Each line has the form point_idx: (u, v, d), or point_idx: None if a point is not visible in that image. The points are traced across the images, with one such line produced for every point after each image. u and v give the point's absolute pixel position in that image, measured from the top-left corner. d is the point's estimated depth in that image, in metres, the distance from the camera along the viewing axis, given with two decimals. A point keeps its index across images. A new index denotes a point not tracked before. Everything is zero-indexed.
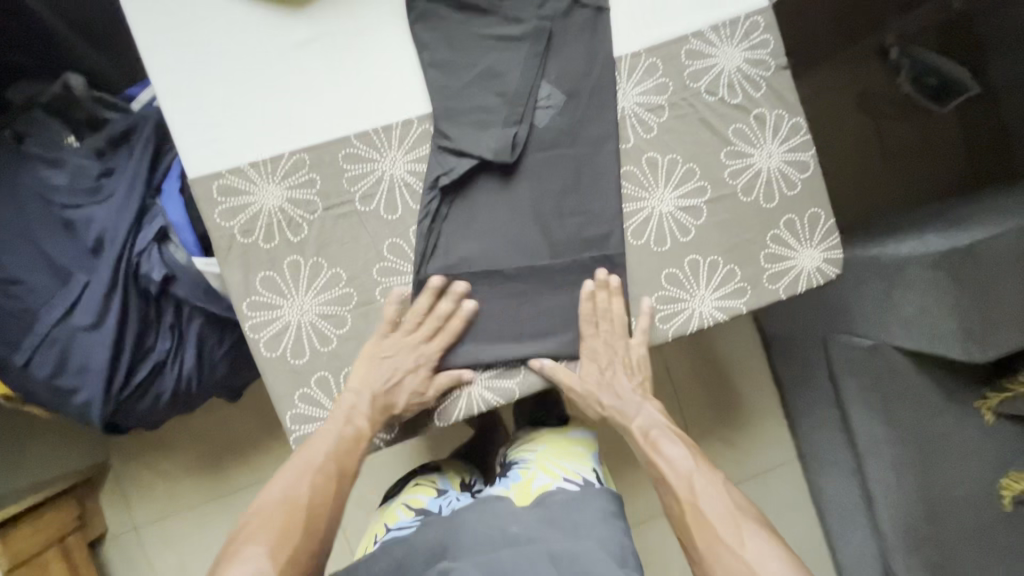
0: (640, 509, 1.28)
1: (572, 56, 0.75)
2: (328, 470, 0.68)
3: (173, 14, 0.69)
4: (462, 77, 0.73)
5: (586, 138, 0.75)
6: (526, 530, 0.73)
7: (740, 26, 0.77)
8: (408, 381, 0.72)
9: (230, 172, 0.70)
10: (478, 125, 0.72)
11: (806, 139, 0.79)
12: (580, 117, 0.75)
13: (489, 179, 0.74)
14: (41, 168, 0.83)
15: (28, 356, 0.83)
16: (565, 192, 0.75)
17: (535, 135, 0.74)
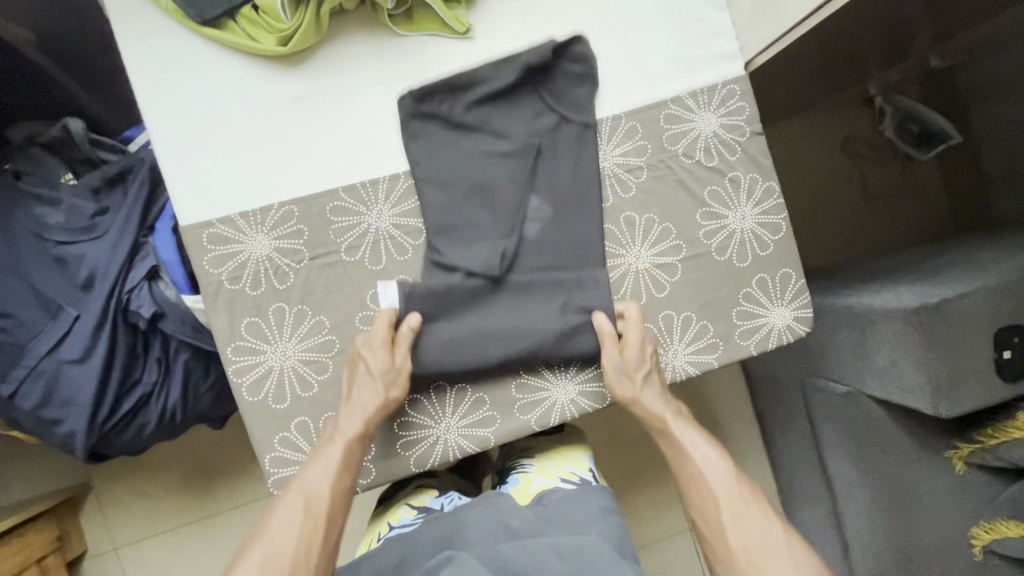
0: (647, 531, 1.30)
1: (555, 116, 0.78)
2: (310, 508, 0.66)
3: (169, 68, 0.72)
4: (454, 191, 0.76)
5: (567, 196, 0.78)
6: (526, 524, 0.74)
7: (717, 93, 0.81)
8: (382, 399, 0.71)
9: (221, 222, 0.73)
10: (464, 185, 0.76)
11: (778, 202, 0.82)
12: (561, 176, 0.78)
13: (473, 236, 0.76)
14: (38, 206, 0.85)
15: (14, 387, 0.85)
16: (544, 249, 0.77)
17: (518, 192, 0.77)
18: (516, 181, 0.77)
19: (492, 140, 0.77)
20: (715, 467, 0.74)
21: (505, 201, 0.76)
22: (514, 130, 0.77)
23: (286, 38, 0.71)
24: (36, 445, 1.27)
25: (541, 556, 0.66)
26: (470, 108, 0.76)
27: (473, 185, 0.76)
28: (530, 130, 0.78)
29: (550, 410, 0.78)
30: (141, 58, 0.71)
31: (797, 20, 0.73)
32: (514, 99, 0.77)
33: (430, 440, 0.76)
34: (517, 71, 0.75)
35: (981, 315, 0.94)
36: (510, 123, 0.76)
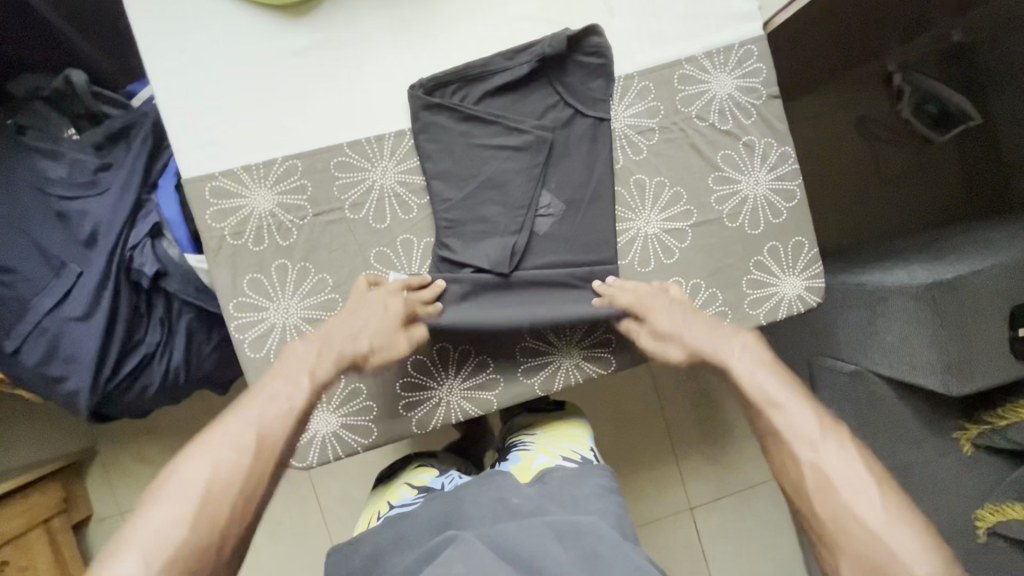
0: (647, 510, 1.30)
1: (566, 74, 0.76)
2: (244, 444, 0.52)
3: (172, 15, 0.70)
4: (464, 188, 0.74)
5: (575, 155, 0.76)
6: (526, 502, 0.73)
7: (735, 54, 0.78)
8: (381, 329, 0.66)
9: (224, 175, 0.71)
10: (470, 143, 0.74)
11: (793, 168, 0.80)
12: (570, 136, 0.76)
13: (479, 195, 0.74)
14: (40, 160, 0.84)
15: (18, 343, 0.85)
16: (550, 211, 0.76)
17: (527, 148, 0.74)
18: (523, 140, 0.74)
19: (501, 97, 0.75)
20: (809, 414, 0.57)
21: (511, 161, 0.74)
22: (524, 88, 0.75)
23: None
24: (41, 409, 1.28)
25: (545, 542, 0.64)
26: (481, 100, 0.74)
27: (480, 143, 0.74)
28: (541, 89, 0.76)
29: (553, 376, 0.77)
30: (142, 4, 0.69)
31: None
32: (524, 91, 0.75)
33: (432, 402, 0.76)
34: (532, 63, 0.73)
35: (996, 291, 0.91)
36: (519, 81, 0.74)
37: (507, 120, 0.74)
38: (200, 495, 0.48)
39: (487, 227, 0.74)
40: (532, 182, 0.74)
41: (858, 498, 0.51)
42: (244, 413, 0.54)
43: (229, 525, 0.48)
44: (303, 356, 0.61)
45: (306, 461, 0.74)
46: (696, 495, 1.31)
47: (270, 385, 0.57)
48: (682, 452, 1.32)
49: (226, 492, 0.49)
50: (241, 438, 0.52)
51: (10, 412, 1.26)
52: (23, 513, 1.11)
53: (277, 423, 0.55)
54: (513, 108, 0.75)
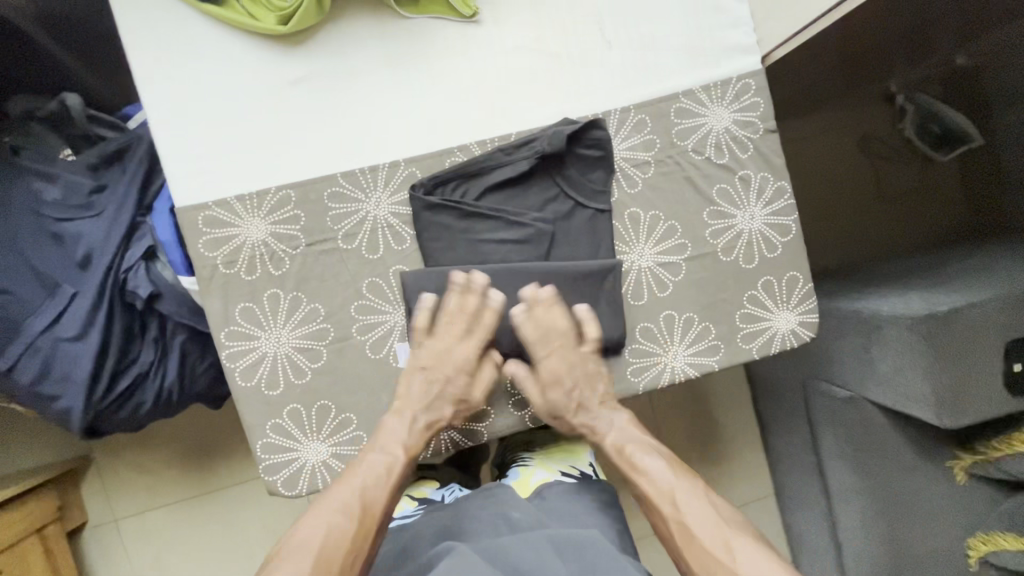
0: (645, 525, 1.30)
1: (567, 168, 0.76)
2: (351, 509, 0.65)
3: (167, 45, 0.70)
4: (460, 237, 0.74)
5: (572, 237, 0.76)
6: (526, 516, 0.72)
7: (731, 88, 0.78)
8: (450, 388, 0.73)
9: (217, 205, 0.71)
10: (472, 238, 0.74)
11: (789, 203, 0.80)
12: (570, 228, 0.76)
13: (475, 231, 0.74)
14: (36, 182, 0.84)
15: (12, 362, 0.84)
16: (553, 300, 0.75)
17: (528, 243, 0.75)
18: (524, 233, 0.75)
19: (501, 191, 0.75)
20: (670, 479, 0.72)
21: (509, 232, 0.75)
22: (525, 181, 0.76)
23: (286, 17, 0.69)
24: (36, 417, 1.28)
25: (543, 554, 0.63)
26: (481, 195, 0.75)
27: (480, 207, 0.74)
28: (542, 179, 0.76)
29: (545, 407, 0.77)
30: (137, 33, 0.69)
31: (816, 14, 0.70)
32: (525, 185, 0.76)
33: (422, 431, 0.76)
34: (531, 160, 0.74)
35: (991, 327, 0.91)
36: (521, 175, 0.75)
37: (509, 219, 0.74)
38: (317, 553, 0.61)
39: (490, 321, 0.74)
40: (534, 276, 0.74)
41: (701, 548, 0.65)
42: (349, 480, 0.67)
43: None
44: (380, 446, 0.70)
45: (295, 489, 0.74)
46: None
47: (366, 458, 0.69)
48: None
49: (334, 557, 0.61)
50: (348, 504, 0.65)
51: (4, 418, 1.26)
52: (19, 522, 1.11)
53: (368, 485, 0.67)
54: (512, 201, 0.75)
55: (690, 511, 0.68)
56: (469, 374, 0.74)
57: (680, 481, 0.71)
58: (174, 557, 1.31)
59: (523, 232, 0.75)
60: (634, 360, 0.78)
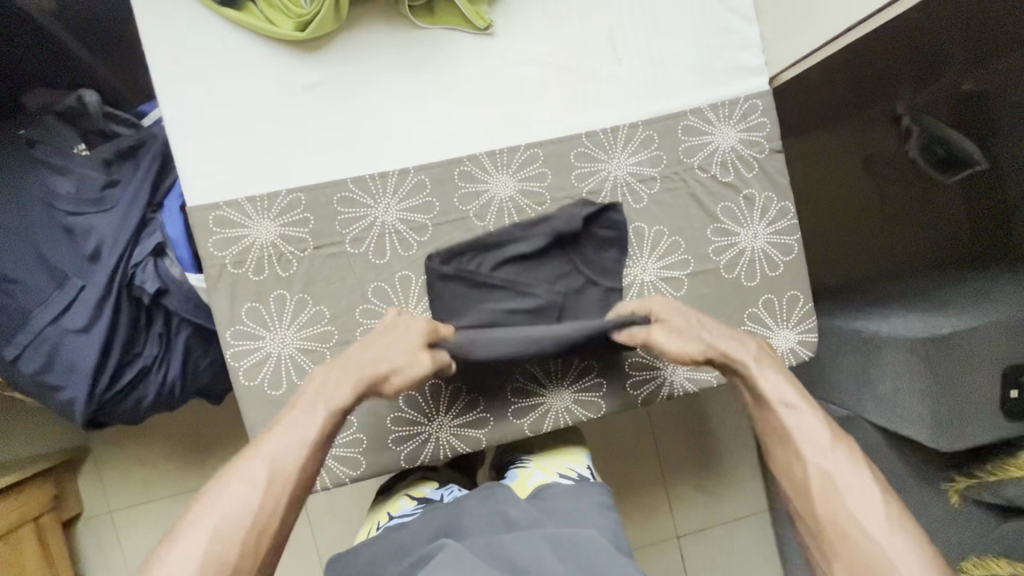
0: (640, 535, 1.30)
1: (580, 245, 0.76)
2: (263, 479, 0.56)
3: (186, 47, 0.71)
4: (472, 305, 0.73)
5: (582, 302, 0.75)
6: (525, 514, 0.72)
7: (739, 107, 0.79)
8: (392, 358, 0.65)
9: (228, 205, 0.72)
10: (485, 304, 0.73)
11: (792, 223, 0.80)
12: (582, 303, 0.75)
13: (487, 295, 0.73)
14: (50, 175, 0.85)
15: (19, 351, 0.86)
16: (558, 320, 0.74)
17: (538, 307, 0.74)
18: (536, 304, 0.73)
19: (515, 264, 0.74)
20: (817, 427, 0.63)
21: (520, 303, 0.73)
22: (539, 258, 0.75)
23: (304, 23, 0.70)
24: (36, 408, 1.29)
25: (540, 553, 0.63)
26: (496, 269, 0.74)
27: (493, 283, 0.73)
28: (556, 257, 0.75)
29: (543, 418, 0.78)
30: (157, 34, 0.70)
31: (824, 39, 0.71)
32: (539, 261, 0.75)
33: (421, 437, 0.76)
34: (546, 236, 0.74)
35: (987, 352, 0.92)
36: (534, 250, 0.74)
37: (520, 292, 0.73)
38: (218, 533, 0.52)
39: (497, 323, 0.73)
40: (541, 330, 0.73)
41: (840, 503, 0.56)
42: (266, 445, 0.58)
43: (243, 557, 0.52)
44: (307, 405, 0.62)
45: None
46: (683, 523, 1.31)
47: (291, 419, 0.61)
48: (673, 483, 1.32)
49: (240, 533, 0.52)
50: (258, 474, 0.56)
51: None
52: (15, 509, 1.12)
53: (291, 450, 0.58)
54: (525, 273, 0.74)
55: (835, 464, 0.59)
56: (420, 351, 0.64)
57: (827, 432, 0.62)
58: None
59: (536, 299, 0.74)
60: (634, 373, 0.80)
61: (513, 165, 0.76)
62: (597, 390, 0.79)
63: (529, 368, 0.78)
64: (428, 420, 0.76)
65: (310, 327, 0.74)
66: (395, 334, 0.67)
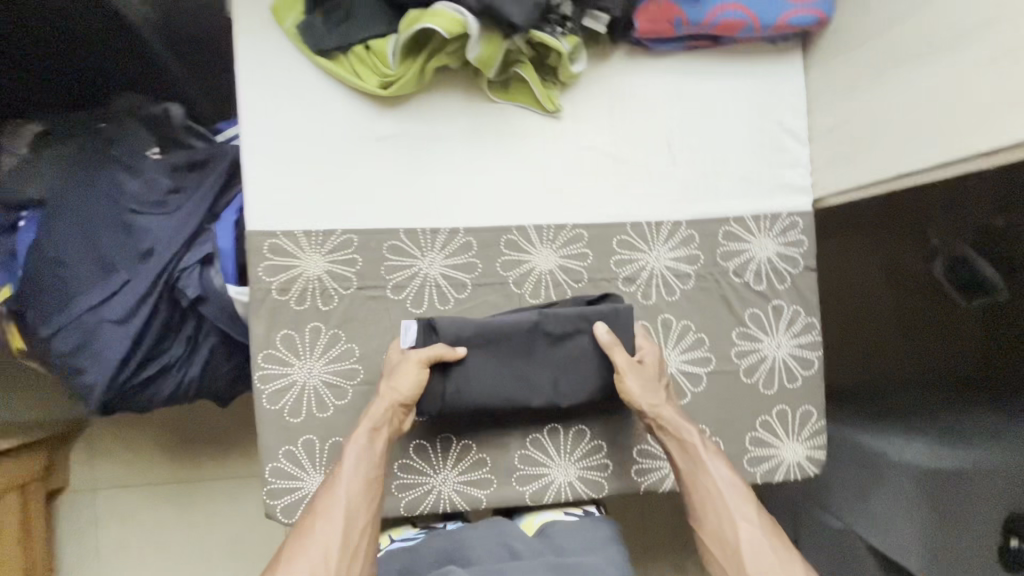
0: None
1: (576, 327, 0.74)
2: (336, 523, 0.63)
3: (275, 86, 0.76)
4: (463, 376, 0.72)
5: (584, 364, 0.74)
6: (528, 548, 0.74)
7: (780, 222, 0.82)
8: (407, 393, 0.70)
9: (285, 235, 0.76)
10: (499, 370, 0.73)
11: (815, 339, 0.82)
12: (574, 380, 0.74)
13: (480, 363, 0.73)
14: (120, 172, 0.90)
15: (54, 331, 0.89)
16: (549, 393, 0.74)
17: (549, 373, 0.74)
18: (524, 381, 0.74)
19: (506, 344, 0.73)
20: (732, 496, 0.69)
21: (508, 377, 0.73)
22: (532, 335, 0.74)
23: (387, 82, 0.75)
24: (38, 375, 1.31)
25: None
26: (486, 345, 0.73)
27: (482, 358, 0.73)
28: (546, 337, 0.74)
29: (545, 489, 0.79)
30: (251, 70, 0.75)
31: (875, 178, 0.74)
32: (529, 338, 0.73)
33: (424, 488, 0.77)
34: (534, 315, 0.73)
35: (991, 497, 0.92)
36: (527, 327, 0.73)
37: (530, 354, 0.74)
38: None
39: (482, 389, 0.73)
40: (531, 399, 0.74)
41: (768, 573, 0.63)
42: (333, 493, 0.66)
43: None
44: (355, 446, 0.69)
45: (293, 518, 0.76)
46: None
47: (348, 465, 0.68)
48: (653, 561, 1.30)
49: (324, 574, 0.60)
50: (334, 519, 0.64)
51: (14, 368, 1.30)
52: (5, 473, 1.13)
53: (351, 495, 0.66)
54: (517, 350, 0.73)
55: (747, 532, 0.66)
56: (416, 375, 0.70)
57: (742, 501, 0.69)
58: (141, 537, 1.32)
59: (549, 370, 0.74)
60: (640, 460, 0.81)
61: (557, 241, 0.80)
62: (602, 470, 0.80)
63: (539, 435, 0.79)
64: (434, 473, 0.77)
65: (339, 362, 0.77)
66: (389, 372, 0.72)
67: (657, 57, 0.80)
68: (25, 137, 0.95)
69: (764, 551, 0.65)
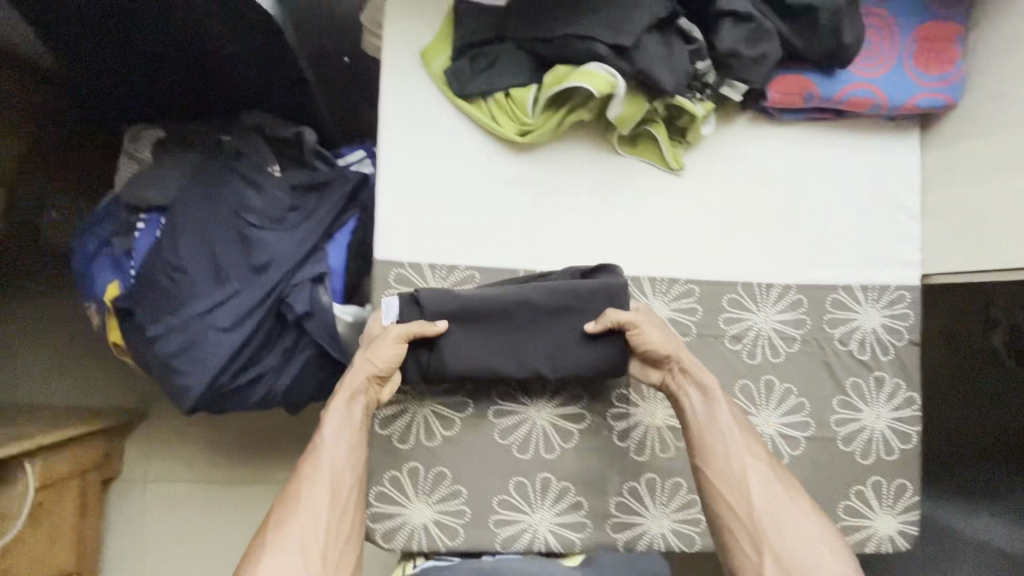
0: None
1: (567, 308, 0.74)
2: (321, 484, 0.68)
3: (416, 123, 0.79)
4: (453, 349, 0.74)
5: (576, 341, 0.75)
6: None
7: (887, 294, 0.83)
8: (386, 365, 0.73)
9: (411, 267, 0.79)
10: (489, 345, 0.74)
11: (915, 413, 0.83)
12: (570, 357, 0.75)
13: (469, 336, 0.74)
14: (244, 187, 0.93)
15: (164, 331, 0.92)
16: (542, 369, 0.75)
17: (542, 351, 0.75)
18: (515, 358, 0.74)
19: (494, 320, 0.74)
20: (739, 439, 0.71)
21: (499, 352, 0.74)
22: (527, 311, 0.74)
23: (525, 130, 0.78)
24: (108, 365, 1.33)
25: None
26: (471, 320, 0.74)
27: (467, 332, 0.74)
28: (536, 314, 0.74)
29: (638, 537, 0.80)
30: (395, 106, 0.79)
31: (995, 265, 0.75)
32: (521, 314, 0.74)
33: (521, 526, 0.79)
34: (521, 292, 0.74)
35: None
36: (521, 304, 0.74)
37: (519, 328, 0.74)
38: (300, 540, 0.64)
39: (470, 362, 0.74)
40: (522, 374, 0.75)
41: (778, 512, 0.67)
42: (319, 458, 0.70)
43: (327, 548, 0.66)
44: (336, 412, 0.72)
45: (392, 544, 0.77)
46: None
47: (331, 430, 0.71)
48: None
49: (318, 532, 0.65)
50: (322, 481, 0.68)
51: (84, 355, 1.33)
52: (71, 462, 1.15)
53: (337, 461, 0.70)
54: (507, 327, 0.74)
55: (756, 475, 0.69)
56: (394, 348, 0.72)
57: (750, 444, 0.71)
58: (185, 534, 1.33)
59: (541, 347, 0.74)
60: None
61: (669, 294, 0.82)
62: (695, 525, 0.81)
63: (635, 484, 0.81)
64: (532, 513, 0.79)
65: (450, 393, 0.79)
66: (370, 345, 0.74)
67: (780, 125, 0.83)
68: (143, 142, 1.01)
69: (771, 492, 0.68)
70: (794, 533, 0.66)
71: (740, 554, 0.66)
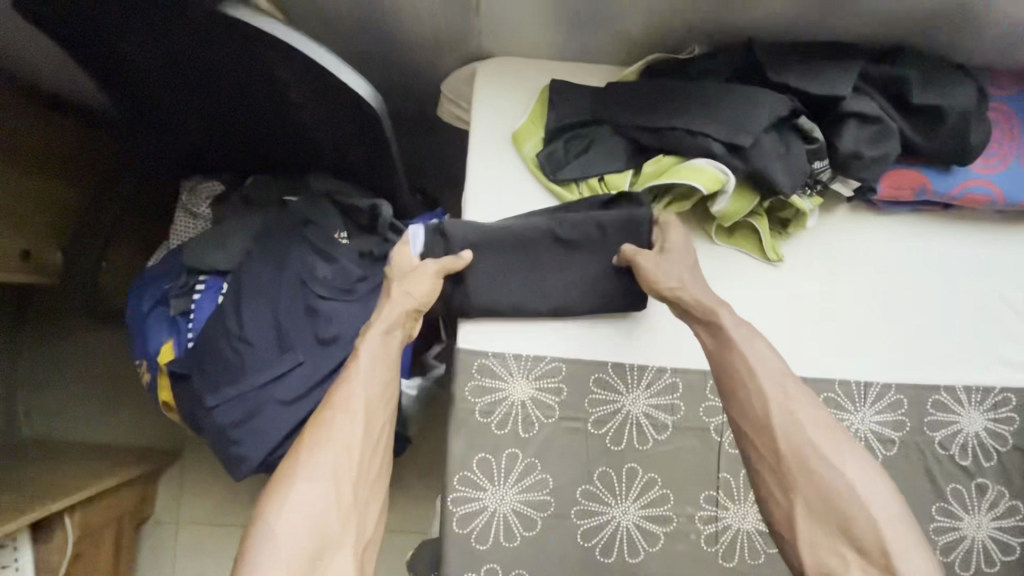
0: None
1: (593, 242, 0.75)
2: (356, 411, 0.65)
3: (505, 204, 0.77)
4: (479, 282, 0.75)
5: (598, 274, 0.76)
6: None
7: (992, 396, 0.78)
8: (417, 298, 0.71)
9: (494, 356, 0.75)
10: (512, 274, 0.75)
11: (1018, 523, 0.78)
12: (590, 292, 0.76)
13: (494, 268, 0.75)
14: (312, 256, 0.91)
15: (220, 401, 0.87)
16: (562, 304, 0.76)
17: (562, 284, 0.76)
18: (538, 290, 0.75)
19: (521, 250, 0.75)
20: (772, 378, 0.63)
21: (524, 285, 0.75)
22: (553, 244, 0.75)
23: None
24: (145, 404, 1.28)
25: None
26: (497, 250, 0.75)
27: (494, 265, 0.75)
28: (560, 246, 0.75)
29: None
30: (484, 186, 0.77)
31: None
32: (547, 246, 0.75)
33: None
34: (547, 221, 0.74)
35: None
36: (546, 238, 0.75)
37: (540, 260, 0.75)
38: (333, 467, 0.61)
39: (495, 296, 0.75)
40: (546, 309, 0.76)
41: (811, 455, 0.59)
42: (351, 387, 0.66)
43: (358, 480, 0.63)
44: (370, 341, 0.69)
45: None
46: None
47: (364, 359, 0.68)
48: None
49: (351, 461, 0.63)
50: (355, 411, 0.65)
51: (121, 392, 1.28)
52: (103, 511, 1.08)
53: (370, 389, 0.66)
54: (532, 257, 0.75)
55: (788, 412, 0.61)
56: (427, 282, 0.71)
57: (783, 383, 0.63)
58: None
59: (562, 280, 0.76)
60: None
61: None
62: None
63: None
64: None
65: (532, 492, 0.74)
66: (397, 280, 0.73)
67: (877, 215, 0.80)
68: (203, 196, 1.00)
69: (809, 434, 0.60)
70: (833, 480, 0.57)
71: (770, 497, 0.60)
